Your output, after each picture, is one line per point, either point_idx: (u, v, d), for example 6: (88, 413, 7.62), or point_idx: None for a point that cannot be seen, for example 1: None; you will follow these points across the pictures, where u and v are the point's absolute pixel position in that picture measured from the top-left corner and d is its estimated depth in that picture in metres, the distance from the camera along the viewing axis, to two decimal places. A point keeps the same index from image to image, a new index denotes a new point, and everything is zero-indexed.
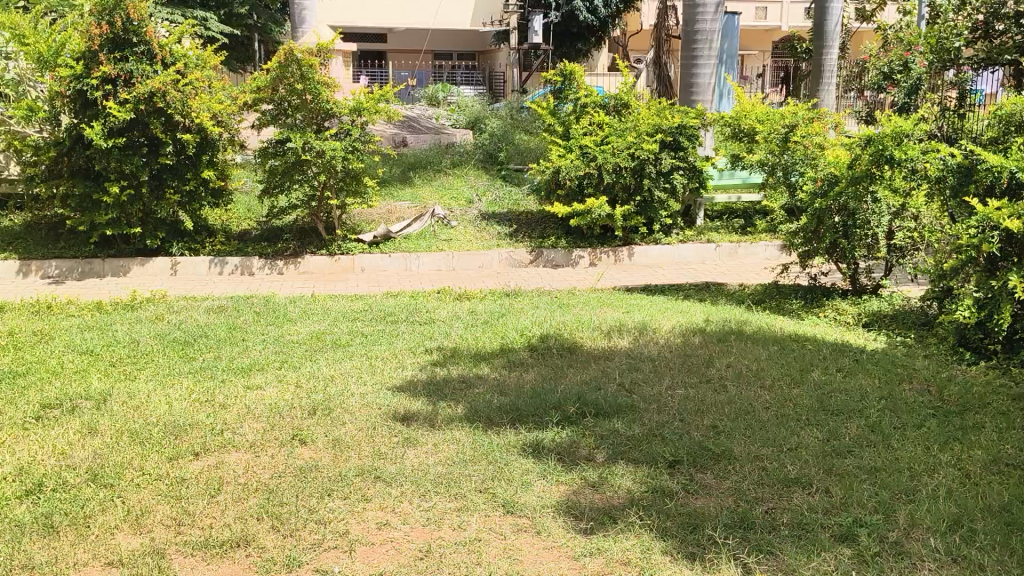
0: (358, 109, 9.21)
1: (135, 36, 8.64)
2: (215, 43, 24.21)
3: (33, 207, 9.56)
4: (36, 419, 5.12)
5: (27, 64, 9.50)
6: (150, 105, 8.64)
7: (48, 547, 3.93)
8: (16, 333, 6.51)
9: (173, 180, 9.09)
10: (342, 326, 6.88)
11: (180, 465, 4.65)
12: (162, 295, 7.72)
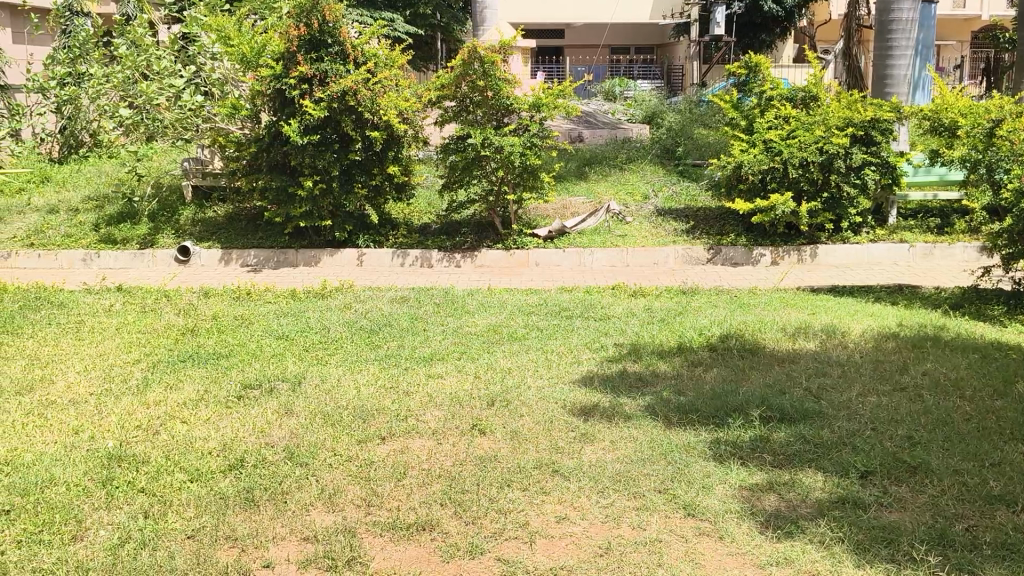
0: (538, 105, 9.29)
1: (330, 37, 9.04)
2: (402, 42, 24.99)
3: (235, 200, 10.23)
4: (238, 398, 5.47)
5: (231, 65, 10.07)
6: (342, 103, 9.06)
7: (250, 520, 4.20)
8: (219, 317, 6.98)
9: (361, 175, 9.50)
10: (518, 320, 6.97)
11: (369, 449, 4.85)
12: (350, 284, 8.09)
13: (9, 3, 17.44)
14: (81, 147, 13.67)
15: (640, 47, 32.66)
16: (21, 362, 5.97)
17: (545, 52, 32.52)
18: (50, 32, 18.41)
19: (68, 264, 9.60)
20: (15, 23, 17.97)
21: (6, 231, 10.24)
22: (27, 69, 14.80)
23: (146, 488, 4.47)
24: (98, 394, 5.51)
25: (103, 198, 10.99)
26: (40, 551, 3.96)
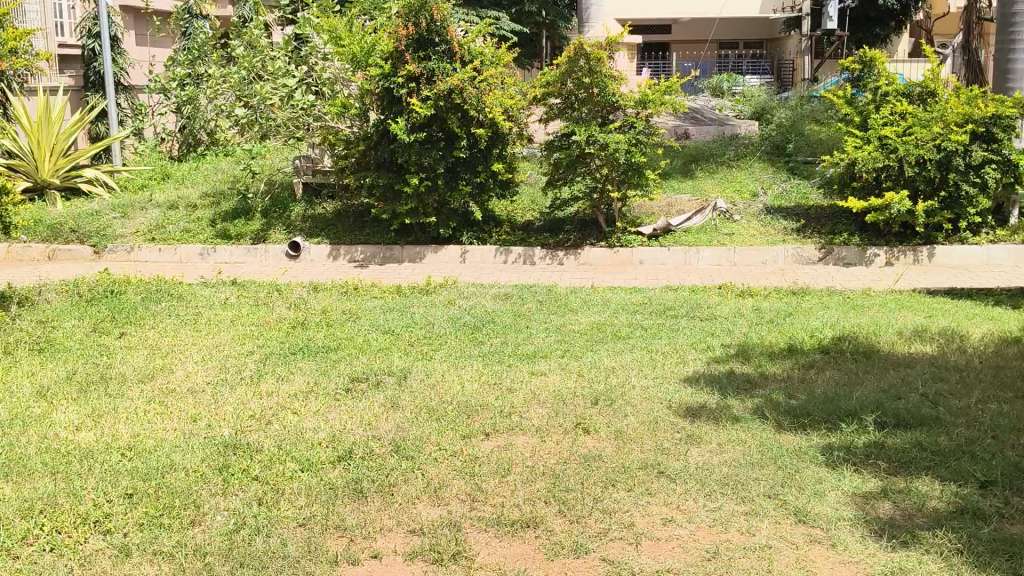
0: (644, 102, 9.20)
1: (438, 35, 9.17)
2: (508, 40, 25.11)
3: (343, 197, 10.45)
4: (346, 391, 5.60)
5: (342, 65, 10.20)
6: (448, 101, 9.16)
7: (359, 511, 4.29)
8: (328, 311, 7.15)
9: (466, 173, 9.60)
10: (622, 318, 6.93)
11: (473, 444, 4.89)
12: (454, 280, 8.17)
13: (135, 6, 18.29)
14: (199, 146, 13.91)
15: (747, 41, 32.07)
16: (143, 352, 6.24)
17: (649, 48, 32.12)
18: (172, 34, 19.25)
19: (186, 258, 10.00)
20: (139, 25, 18.82)
21: (129, 226, 10.74)
22: (150, 70, 15.47)
23: (259, 476, 4.61)
24: (215, 384, 5.71)
25: (219, 195, 11.40)
26: (160, 534, 4.13)
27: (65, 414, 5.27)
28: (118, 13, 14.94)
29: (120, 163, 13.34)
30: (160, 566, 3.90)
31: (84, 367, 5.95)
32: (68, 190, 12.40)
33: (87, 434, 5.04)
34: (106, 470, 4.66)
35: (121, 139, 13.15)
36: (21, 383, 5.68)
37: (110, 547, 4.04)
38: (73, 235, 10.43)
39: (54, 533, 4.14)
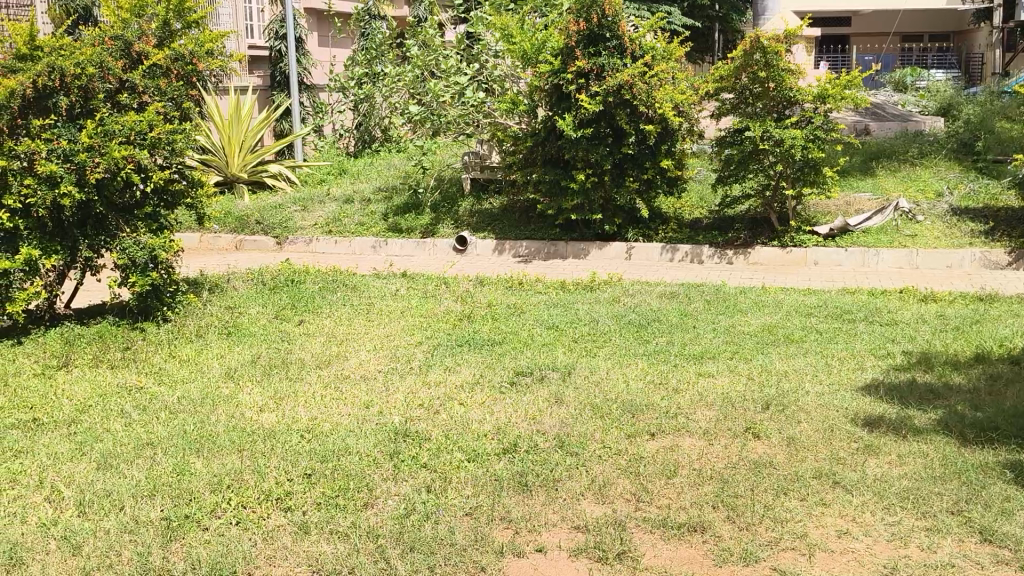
0: (823, 96, 8.87)
1: (609, 31, 9.12)
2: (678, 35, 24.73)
3: (511, 192, 10.59)
4: (511, 384, 5.67)
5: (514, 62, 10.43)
6: (617, 96, 9.11)
7: (523, 504, 4.32)
8: (494, 305, 7.26)
9: (633, 169, 9.54)
10: (795, 321, 6.69)
11: (639, 443, 4.84)
12: (618, 278, 8.12)
13: (318, 9, 19.06)
14: (374, 142, 14.60)
15: (934, 33, 30.26)
16: (321, 339, 6.53)
17: (828, 41, 30.47)
18: (352, 35, 19.97)
19: (359, 250, 10.39)
20: (321, 28, 19.59)
21: (308, 218, 11.28)
22: (331, 69, 16.22)
23: (428, 464, 4.73)
24: (386, 372, 5.91)
25: (391, 189, 11.81)
26: (336, 515, 4.30)
27: (250, 396, 5.59)
28: (303, 15, 15.71)
29: (301, 158, 14.07)
30: (337, 544, 4.07)
31: (267, 352, 6.28)
32: (254, 184, 13.15)
33: (270, 416, 5.33)
34: (287, 450, 4.91)
35: (303, 136, 13.86)
36: (212, 364, 6.06)
37: (289, 524, 4.25)
38: (258, 227, 11.07)
39: (240, 508, 4.40)
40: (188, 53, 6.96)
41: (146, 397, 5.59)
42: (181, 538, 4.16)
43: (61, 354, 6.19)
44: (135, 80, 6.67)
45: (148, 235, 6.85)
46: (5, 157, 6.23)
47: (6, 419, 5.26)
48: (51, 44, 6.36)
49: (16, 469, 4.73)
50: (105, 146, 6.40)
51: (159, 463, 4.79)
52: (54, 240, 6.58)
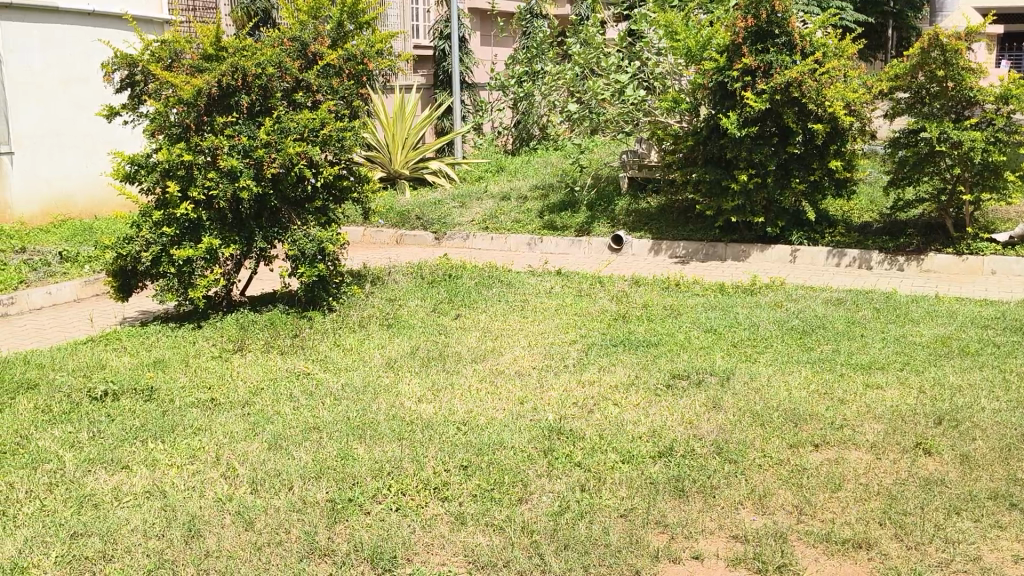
0: (1006, 96, 8.31)
1: (778, 27, 8.88)
2: (850, 32, 23.74)
3: (669, 192, 10.46)
4: (667, 386, 5.60)
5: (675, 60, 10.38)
6: (785, 95, 8.87)
7: (680, 509, 4.25)
8: (650, 306, 7.19)
9: (799, 170, 9.29)
10: (971, 332, 6.29)
11: (801, 454, 4.68)
12: (780, 281, 7.88)
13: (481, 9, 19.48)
14: (532, 139, 14.87)
15: None
16: (477, 334, 6.64)
17: (1010, 37, 28.51)
18: (514, 33, 20.24)
19: (515, 248, 10.52)
20: (484, 28, 19.95)
21: (466, 215, 11.50)
22: (492, 67, 16.51)
23: (582, 463, 4.73)
24: (541, 368, 5.96)
25: (549, 187, 11.93)
26: (492, 508, 4.36)
27: (410, 387, 5.74)
28: (467, 15, 16.07)
29: (460, 155, 14.38)
30: (492, 537, 4.13)
31: (425, 344, 6.44)
32: (415, 180, 13.53)
33: (428, 406, 5.46)
34: (444, 441, 5.02)
35: (463, 134, 14.18)
36: (374, 354, 6.27)
37: (447, 514, 4.34)
38: (418, 221, 11.37)
39: (400, 495, 4.53)
40: (359, 54, 7.18)
41: (313, 382, 5.85)
42: (345, 520, 4.32)
43: (237, 339, 6.55)
44: (310, 80, 6.97)
45: (318, 228, 7.16)
46: (192, 152, 6.66)
47: (188, 398, 5.61)
48: (235, 45, 6.76)
49: (196, 446, 5.04)
50: (281, 142, 6.75)
51: (324, 447, 5.00)
52: (233, 231, 6.98)
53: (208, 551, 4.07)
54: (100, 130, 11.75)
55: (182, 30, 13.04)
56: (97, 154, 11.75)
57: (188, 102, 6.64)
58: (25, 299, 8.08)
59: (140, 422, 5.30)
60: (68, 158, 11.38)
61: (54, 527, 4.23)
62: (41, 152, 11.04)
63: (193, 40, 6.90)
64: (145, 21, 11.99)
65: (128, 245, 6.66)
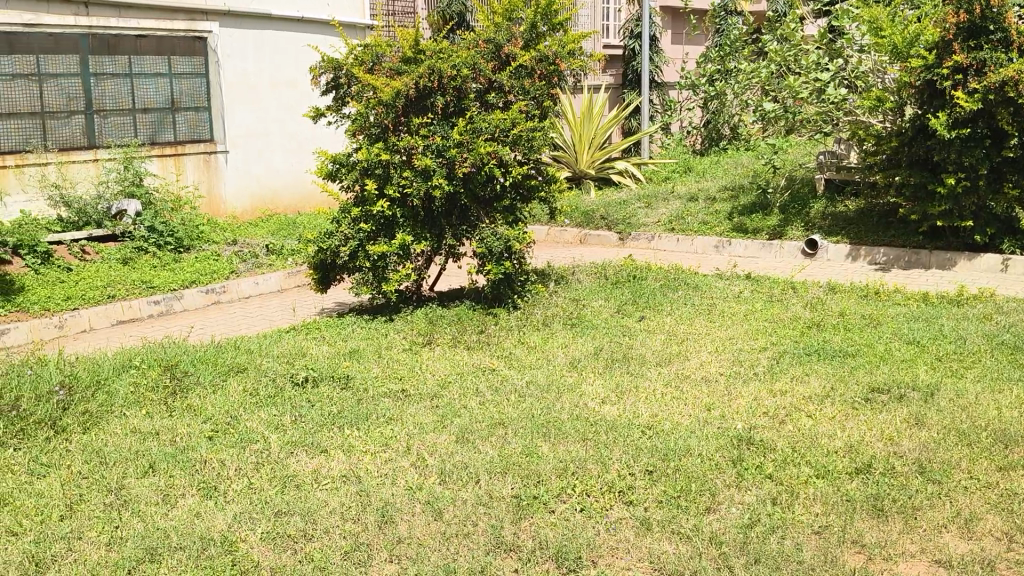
0: None
1: (994, 23, 8.29)
2: None
3: (870, 195, 9.97)
4: (864, 400, 5.32)
5: (879, 57, 9.82)
6: (1000, 94, 8.24)
7: (878, 529, 4.03)
8: (847, 315, 6.86)
9: (1013, 174, 8.63)
10: None
11: (1013, 479, 4.35)
12: (990, 293, 7.33)
13: (673, 6, 19.29)
14: (722, 139, 14.70)
15: None
16: (662, 336, 6.56)
17: None
18: (707, 30, 19.82)
19: (702, 250, 10.35)
20: (675, 26, 19.64)
21: (651, 216, 11.40)
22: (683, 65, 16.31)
23: (773, 475, 4.57)
24: (729, 375, 5.80)
25: (739, 189, 11.62)
26: (678, 515, 4.29)
27: (594, 387, 5.75)
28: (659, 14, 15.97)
29: (647, 155, 14.29)
30: (679, 545, 4.05)
31: (610, 345, 6.42)
32: (600, 180, 13.57)
33: (612, 408, 5.44)
34: (629, 444, 4.98)
35: (650, 134, 14.05)
36: (558, 353, 6.31)
37: (632, 518, 4.30)
38: (603, 221, 11.40)
39: (584, 495, 4.53)
40: (552, 54, 7.23)
41: (499, 378, 5.95)
42: (530, 517, 4.36)
43: (426, 333, 6.76)
44: (502, 80, 7.10)
45: (505, 226, 7.28)
46: (389, 151, 6.96)
47: (381, 388, 5.84)
48: (432, 47, 7.01)
49: (388, 434, 5.23)
50: (473, 143, 6.93)
51: (510, 443, 5.08)
52: (424, 228, 7.23)
53: (401, 537, 4.21)
54: (305, 128, 12.47)
55: (384, 34, 13.85)
56: (303, 150, 12.49)
57: (387, 103, 6.92)
58: (235, 288, 8.70)
59: (337, 408, 5.57)
60: (277, 156, 12.15)
61: (261, 504, 4.51)
62: (253, 152, 11.83)
63: (393, 43, 7.14)
64: (349, 26, 12.63)
65: (329, 240, 7.05)
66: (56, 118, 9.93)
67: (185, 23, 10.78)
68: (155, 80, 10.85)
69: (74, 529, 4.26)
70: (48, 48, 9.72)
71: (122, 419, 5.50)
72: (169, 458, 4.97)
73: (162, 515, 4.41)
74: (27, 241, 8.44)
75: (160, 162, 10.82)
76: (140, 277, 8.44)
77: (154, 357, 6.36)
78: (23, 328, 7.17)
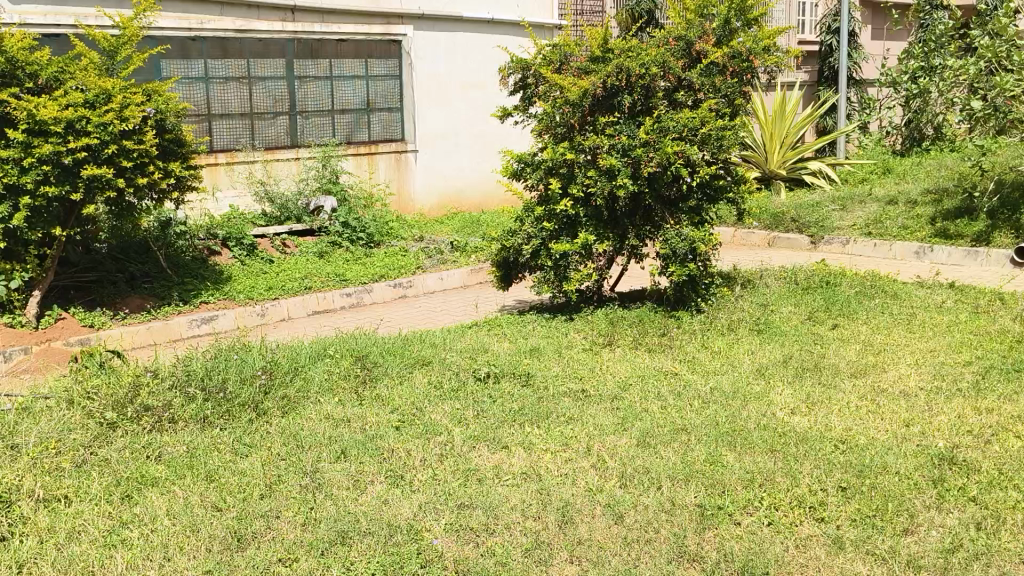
0: None
1: None
2: None
3: None
4: None
5: None
6: None
7: None
8: None
9: None
10: None
11: None
12: None
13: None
14: (924, 140, 14.14)
15: None
16: (856, 346, 6.22)
17: None
18: (910, 24, 18.65)
19: (900, 256, 9.80)
20: (876, 21, 18.54)
21: (846, 219, 10.88)
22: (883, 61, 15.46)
23: (978, 499, 4.26)
24: (929, 391, 5.43)
25: (942, 192, 10.87)
26: (874, 535, 4.04)
27: (783, 396, 5.53)
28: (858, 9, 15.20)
29: (843, 156, 13.74)
30: (874, 567, 3.83)
31: (799, 354, 6.16)
32: (792, 181, 13.15)
33: (801, 420, 5.21)
34: (820, 457, 4.74)
35: (847, 133, 13.45)
36: (744, 359, 6.12)
37: (824, 536, 4.09)
38: (793, 224, 11.00)
39: (773, 509, 4.34)
40: (746, 51, 6.95)
41: (682, 383, 5.82)
42: (714, 528, 4.24)
43: (607, 334, 6.71)
44: (692, 79, 6.97)
45: (690, 227, 7.12)
46: (574, 151, 7.01)
47: (561, 387, 5.85)
48: (621, 46, 6.96)
49: (568, 434, 5.22)
50: (660, 142, 6.82)
51: (693, 450, 4.95)
52: (607, 228, 7.21)
53: (581, 539, 4.19)
54: (491, 127, 12.72)
55: (573, 34, 13.88)
56: (489, 150, 12.74)
57: (574, 102, 6.96)
58: (421, 283, 8.98)
59: (518, 405, 5.61)
60: (462, 156, 12.45)
61: (445, 495, 4.60)
62: (440, 152, 12.19)
63: (581, 42, 7.15)
64: (538, 26, 12.82)
65: (513, 238, 7.17)
66: (263, 119, 10.59)
67: (382, 26, 11.24)
68: (354, 82, 11.30)
69: (273, 508, 4.50)
70: (257, 52, 10.37)
71: (317, 404, 5.78)
72: (359, 445, 5.17)
73: (353, 500, 4.58)
74: (234, 234, 9.05)
75: (355, 160, 11.38)
76: (334, 270, 8.88)
77: (346, 347, 6.65)
78: (230, 315, 7.68)
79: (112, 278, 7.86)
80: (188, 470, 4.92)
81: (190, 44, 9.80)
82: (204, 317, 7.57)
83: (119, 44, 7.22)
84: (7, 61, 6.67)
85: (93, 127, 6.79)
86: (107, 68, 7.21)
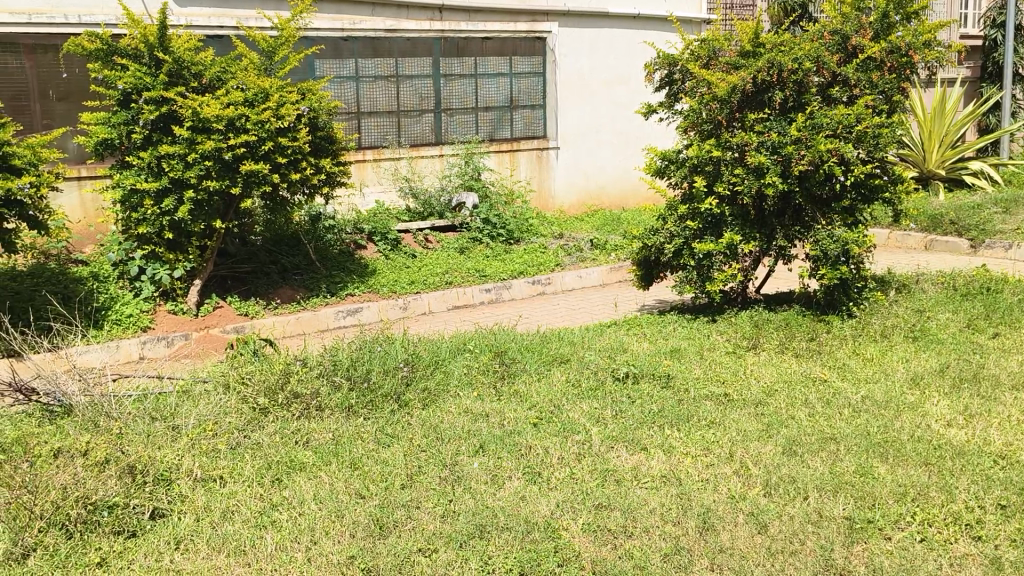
0: None
1: None
2: None
3: None
4: None
5: None
6: None
7: None
8: None
9: None
10: None
11: None
12: None
13: None
14: None
15: None
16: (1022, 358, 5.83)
17: None
18: None
19: None
20: None
21: (1010, 222, 10.20)
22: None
23: None
24: None
25: None
26: None
27: (939, 407, 5.24)
28: None
29: (1007, 155, 12.92)
30: None
31: (958, 363, 5.81)
32: (951, 181, 12.46)
33: (959, 432, 4.94)
34: (978, 473, 4.49)
35: (1013, 130, 12.67)
36: (897, 368, 5.83)
37: (980, 556, 3.89)
38: (953, 227, 10.40)
39: (925, 525, 4.14)
40: (904, 46, 6.66)
41: (830, 390, 5.58)
42: (863, 542, 4.05)
43: (751, 337, 6.52)
44: (848, 74, 6.66)
45: (843, 229, 6.82)
46: (721, 148, 6.85)
47: (702, 390, 5.71)
48: (773, 40, 6.77)
49: (710, 439, 5.09)
50: (812, 140, 6.56)
51: (842, 460, 4.73)
52: (754, 228, 6.99)
53: (723, 547, 4.05)
54: (635, 124, 12.59)
55: (721, 28, 13.61)
56: (631, 147, 12.62)
57: (722, 98, 6.80)
58: (560, 280, 8.97)
59: (657, 407, 5.52)
60: (605, 153, 12.38)
61: (582, 495, 4.57)
62: (583, 148, 12.16)
63: (731, 37, 6.99)
64: (686, 21, 12.60)
65: (654, 237, 7.08)
66: (409, 117, 10.84)
67: (527, 24, 11.32)
68: (498, 80, 11.40)
69: (414, 498, 4.58)
70: (406, 51, 10.62)
71: (456, 398, 5.85)
72: (497, 440, 5.20)
73: (491, 494, 4.61)
74: (380, 229, 9.30)
75: (498, 157, 11.47)
76: (474, 266, 8.99)
77: (485, 342, 6.71)
78: (373, 308, 7.89)
79: (266, 269, 8.22)
80: (334, 457, 5.08)
81: (343, 45, 10.15)
82: (349, 310, 7.81)
83: (278, 45, 7.53)
84: (174, 61, 7.04)
85: (252, 125, 7.10)
86: (266, 67, 7.52)
